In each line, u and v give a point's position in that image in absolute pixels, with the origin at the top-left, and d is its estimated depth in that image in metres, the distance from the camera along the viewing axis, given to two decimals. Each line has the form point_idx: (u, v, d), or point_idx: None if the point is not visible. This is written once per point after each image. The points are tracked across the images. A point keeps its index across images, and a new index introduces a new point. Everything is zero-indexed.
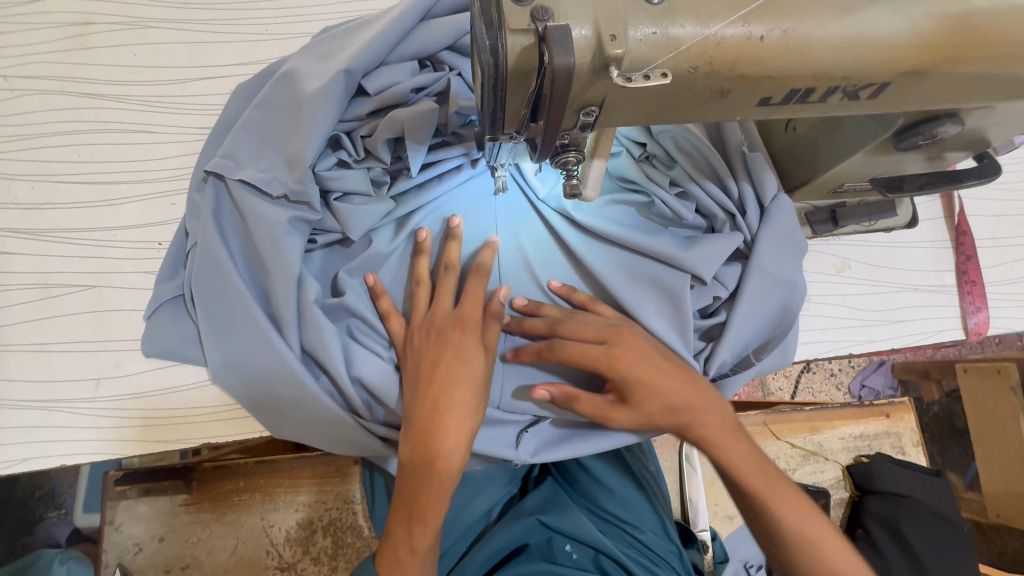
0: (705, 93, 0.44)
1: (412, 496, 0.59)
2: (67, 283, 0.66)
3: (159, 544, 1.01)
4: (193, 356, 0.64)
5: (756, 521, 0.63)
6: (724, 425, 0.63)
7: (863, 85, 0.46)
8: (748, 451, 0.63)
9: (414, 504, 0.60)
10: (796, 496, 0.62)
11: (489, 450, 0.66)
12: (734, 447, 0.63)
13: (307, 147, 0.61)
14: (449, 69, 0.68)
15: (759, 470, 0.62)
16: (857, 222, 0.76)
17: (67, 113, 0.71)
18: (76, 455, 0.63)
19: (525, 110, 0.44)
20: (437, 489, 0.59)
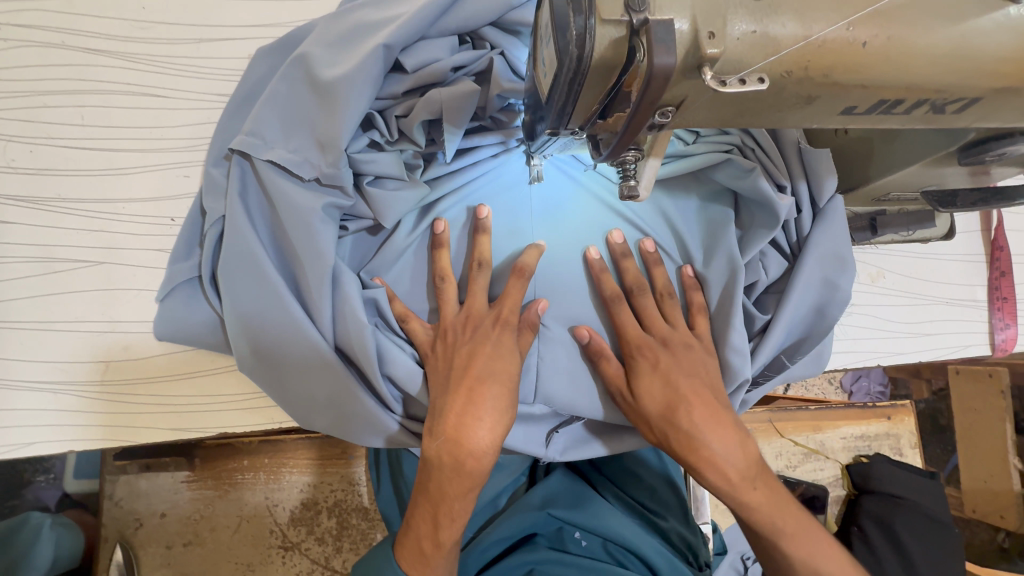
0: (790, 100, 0.41)
1: (439, 489, 0.56)
2: (71, 258, 0.62)
3: (160, 520, 0.99)
4: (214, 342, 0.61)
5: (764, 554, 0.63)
6: (743, 469, 0.59)
7: (952, 100, 0.43)
8: (764, 494, 0.60)
9: (439, 501, 0.57)
10: (813, 540, 0.61)
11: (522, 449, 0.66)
12: (747, 491, 0.60)
13: (341, 127, 0.56)
14: (491, 48, 0.63)
15: (779, 513, 0.60)
16: (895, 232, 0.74)
17: (67, 69, 0.64)
18: (84, 440, 0.60)
19: (598, 107, 0.41)
20: (465, 485, 0.56)
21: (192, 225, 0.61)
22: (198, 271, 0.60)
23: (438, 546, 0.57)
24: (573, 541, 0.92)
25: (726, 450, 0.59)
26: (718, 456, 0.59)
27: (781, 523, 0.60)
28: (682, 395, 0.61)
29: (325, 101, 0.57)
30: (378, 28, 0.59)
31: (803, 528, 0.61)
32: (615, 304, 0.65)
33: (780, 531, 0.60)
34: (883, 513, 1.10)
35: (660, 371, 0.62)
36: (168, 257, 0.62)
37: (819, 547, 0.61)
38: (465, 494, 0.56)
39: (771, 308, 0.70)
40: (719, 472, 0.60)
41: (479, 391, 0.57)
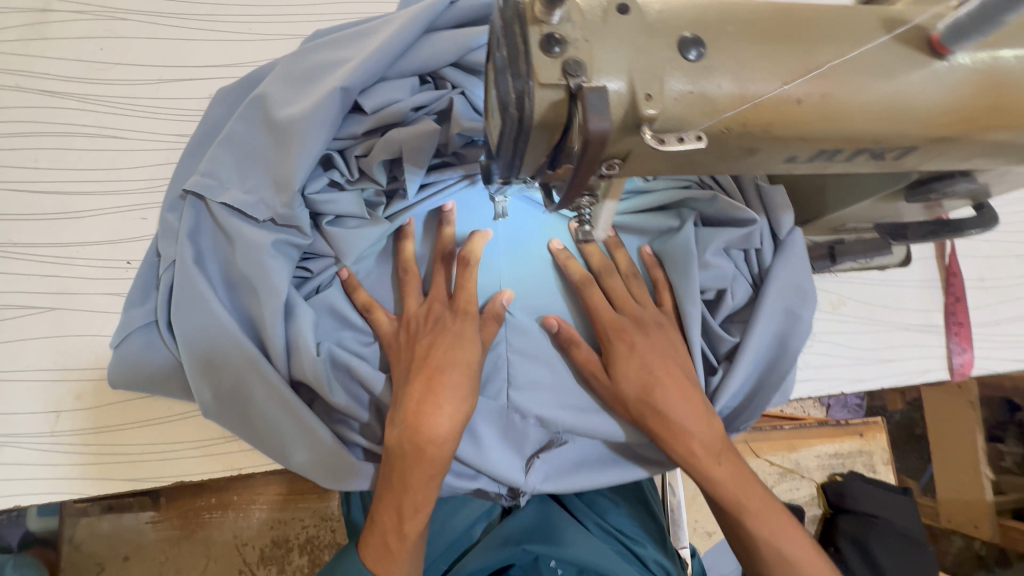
0: (734, 151, 0.42)
1: (400, 475, 0.55)
2: (22, 305, 0.60)
3: (123, 564, 0.96)
4: (173, 387, 0.59)
5: (735, 539, 0.62)
6: (709, 443, 0.60)
7: (890, 148, 0.45)
8: (731, 472, 0.60)
9: (401, 492, 0.55)
10: (780, 522, 0.60)
11: (498, 478, 0.65)
12: (714, 467, 0.60)
13: (297, 170, 0.57)
14: (453, 88, 0.64)
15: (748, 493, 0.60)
16: (853, 260, 0.77)
17: (22, 111, 0.63)
18: (28, 496, 0.57)
19: (545, 160, 0.41)
20: (429, 473, 0.55)
21: (145, 270, 0.60)
22: (152, 316, 0.59)
23: (403, 541, 0.56)
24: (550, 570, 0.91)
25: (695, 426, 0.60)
26: (689, 433, 0.60)
27: (750, 506, 0.60)
28: (652, 372, 0.62)
29: (282, 143, 0.58)
30: (335, 70, 0.60)
31: (769, 510, 0.60)
32: (586, 289, 0.66)
33: (747, 511, 0.59)
34: (857, 531, 1.11)
35: (634, 349, 0.63)
36: (124, 300, 0.61)
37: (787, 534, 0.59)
38: (428, 481, 0.55)
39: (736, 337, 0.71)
40: (688, 448, 0.60)
41: (441, 371, 0.57)
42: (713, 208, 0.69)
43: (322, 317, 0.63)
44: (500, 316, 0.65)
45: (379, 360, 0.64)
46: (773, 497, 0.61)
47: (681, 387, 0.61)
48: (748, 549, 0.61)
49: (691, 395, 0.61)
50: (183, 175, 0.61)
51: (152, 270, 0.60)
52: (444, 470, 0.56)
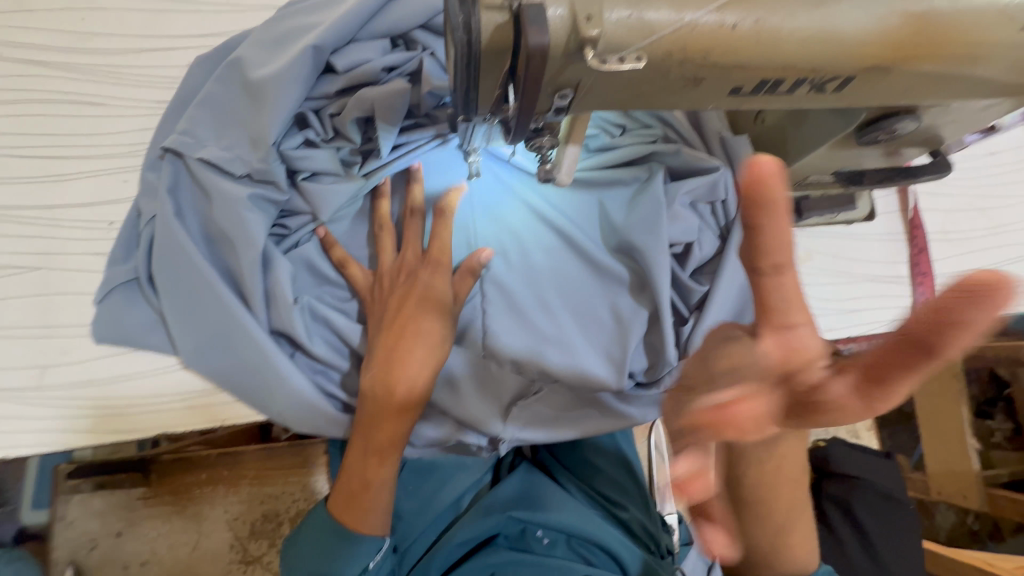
0: (678, 82, 0.44)
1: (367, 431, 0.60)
2: (7, 265, 0.62)
3: (115, 539, 0.97)
4: (156, 341, 0.61)
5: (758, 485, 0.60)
6: None
7: (829, 79, 0.47)
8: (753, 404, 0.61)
9: (370, 435, 0.60)
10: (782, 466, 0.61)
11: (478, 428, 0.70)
12: None
13: (271, 125, 0.59)
14: (422, 49, 0.66)
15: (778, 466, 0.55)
16: (819, 214, 0.79)
17: (6, 80, 0.66)
18: (15, 447, 0.59)
19: (499, 91, 0.43)
20: (397, 417, 0.60)
21: (127, 228, 0.62)
22: (133, 271, 0.61)
23: (366, 492, 0.60)
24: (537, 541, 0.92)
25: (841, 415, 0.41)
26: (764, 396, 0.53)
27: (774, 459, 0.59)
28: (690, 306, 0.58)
29: (257, 101, 0.60)
30: (307, 31, 0.62)
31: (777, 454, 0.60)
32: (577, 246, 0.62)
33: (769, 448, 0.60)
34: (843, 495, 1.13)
35: None
36: (106, 259, 0.63)
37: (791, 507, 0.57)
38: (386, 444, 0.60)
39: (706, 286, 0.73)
40: None
41: (412, 320, 0.62)
42: (679, 161, 0.71)
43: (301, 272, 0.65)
44: (476, 270, 0.69)
45: (357, 314, 0.67)
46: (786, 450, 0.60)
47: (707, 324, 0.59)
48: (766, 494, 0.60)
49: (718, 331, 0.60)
50: (162, 136, 0.64)
51: (134, 226, 0.62)
52: (413, 416, 0.61)
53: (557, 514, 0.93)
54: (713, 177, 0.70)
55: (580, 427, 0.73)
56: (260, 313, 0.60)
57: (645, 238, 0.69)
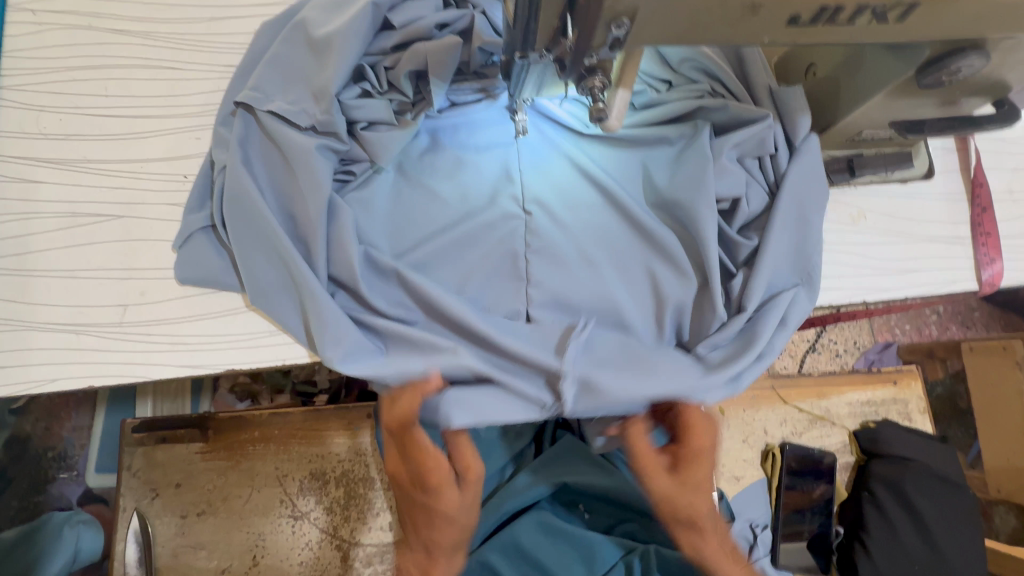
0: (736, 8, 0.45)
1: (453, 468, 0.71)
2: (94, 213, 0.67)
3: (175, 490, 1.03)
4: (231, 283, 0.65)
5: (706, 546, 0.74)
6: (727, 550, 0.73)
7: (893, 5, 0.46)
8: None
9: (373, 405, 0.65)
10: None
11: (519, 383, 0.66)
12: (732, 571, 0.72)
13: (333, 78, 0.62)
14: (473, 8, 0.68)
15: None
16: (873, 172, 0.77)
17: (94, 47, 0.71)
18: (97, 378, 0.64)
19: (558, 22, 0.45)
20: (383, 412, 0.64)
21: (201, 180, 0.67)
22: (207, 219, 0.65)
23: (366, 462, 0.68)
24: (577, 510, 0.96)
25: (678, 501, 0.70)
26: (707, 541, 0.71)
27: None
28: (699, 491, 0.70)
29: (321, 56, 0.64)
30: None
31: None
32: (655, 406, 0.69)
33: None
34: (894, 476, 1.08)
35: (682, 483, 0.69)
36: (182, 209, 0.68)
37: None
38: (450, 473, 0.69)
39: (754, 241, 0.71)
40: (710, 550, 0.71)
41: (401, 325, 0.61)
42: (725, 116, 0.71)
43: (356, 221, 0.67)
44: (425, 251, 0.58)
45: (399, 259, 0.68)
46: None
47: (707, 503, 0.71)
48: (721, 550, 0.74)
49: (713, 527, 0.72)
50: (233, 95, 0.68)
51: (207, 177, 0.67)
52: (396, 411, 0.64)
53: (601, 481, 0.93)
54: (762, 128, 0.69)
55: (651, 389, 0.65)
56: (320, 260, 0.63)
57: (690, 197, 0.68)
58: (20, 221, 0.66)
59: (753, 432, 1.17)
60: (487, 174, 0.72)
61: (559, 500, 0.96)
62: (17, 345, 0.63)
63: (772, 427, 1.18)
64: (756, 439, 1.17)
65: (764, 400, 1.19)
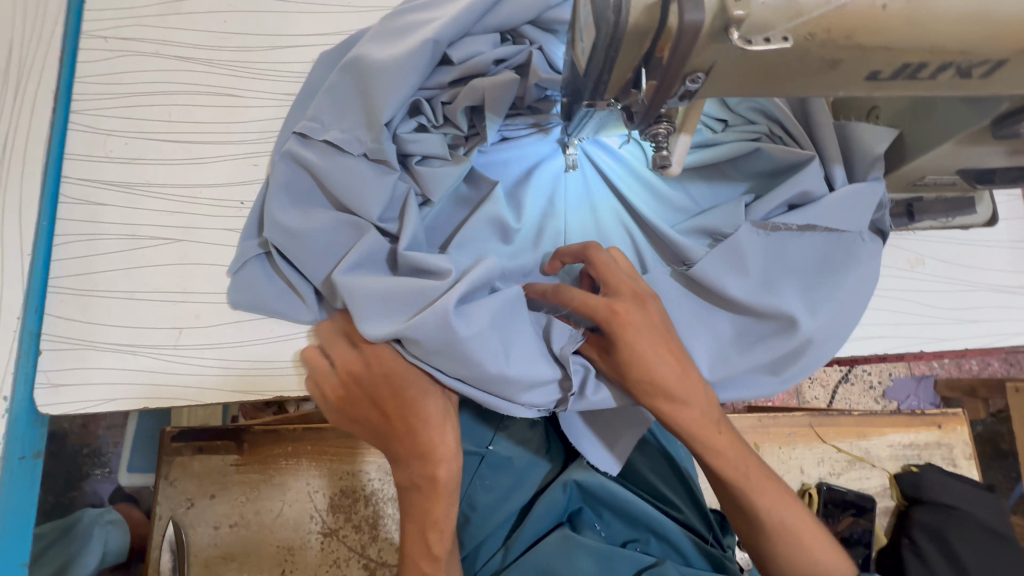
0: (817, 63, 0.44)
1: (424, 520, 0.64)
2: (155, 237, 0.69)
3: (209, 501, 1.05)
4: (279, 308, 0.66)
5: (736, 509, 0.67)
6: (708, 414, 0.62)
7: (978, 63, 0.45)
8: (727, 441, 0.63)
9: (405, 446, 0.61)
10: (810, 529, 0.65)
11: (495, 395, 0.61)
12: (715, 436, 0.62)
13: (387, 106, 0.63)
14: (530, 44, 0.69)
15: (740, 464, 0.64)
16: (933, 218, 0.75)
17: (161, 74, 0.74)
18: (151, 399, 0.65)
19: (631, 74, 0.44)
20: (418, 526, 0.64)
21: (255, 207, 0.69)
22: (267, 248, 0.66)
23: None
24: (592, 528, 0.91)
25: (703, 395, 0.62)
26: (727, 454, 0.63)
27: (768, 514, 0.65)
28: (679, 399, 0.61)
29: (373, 84, 0.63)
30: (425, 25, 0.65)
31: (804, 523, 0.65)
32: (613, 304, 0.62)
33: (744, 477, 0.64)
34: (936, 523, 1.04)
35: (635, 334, 0.60)
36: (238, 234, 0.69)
37: (784, 504, 0.65)
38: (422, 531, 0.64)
39: (799, 279, 0.68)
40: (740, 474, 0.64)
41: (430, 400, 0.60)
42: (768, 162, 0.69)
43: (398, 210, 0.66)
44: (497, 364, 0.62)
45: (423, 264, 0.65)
46: (762, 478, 0.65)
47: (690, 381, 0.61)
48: (747, 516, 0.66)
49: (689, 385, 0.61)
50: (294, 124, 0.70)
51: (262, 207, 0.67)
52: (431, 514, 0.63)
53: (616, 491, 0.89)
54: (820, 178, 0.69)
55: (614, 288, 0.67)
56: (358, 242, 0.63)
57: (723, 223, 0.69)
58: (87, 242, 0.69)
59: (788, 471, 1.14)
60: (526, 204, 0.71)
61: (575, 514, 0.91)
62: (77, 363, 0.65)
63: (809, 466, 1.15)
64: (792, 477, 1.14)
65: (801, 438, 1.16)
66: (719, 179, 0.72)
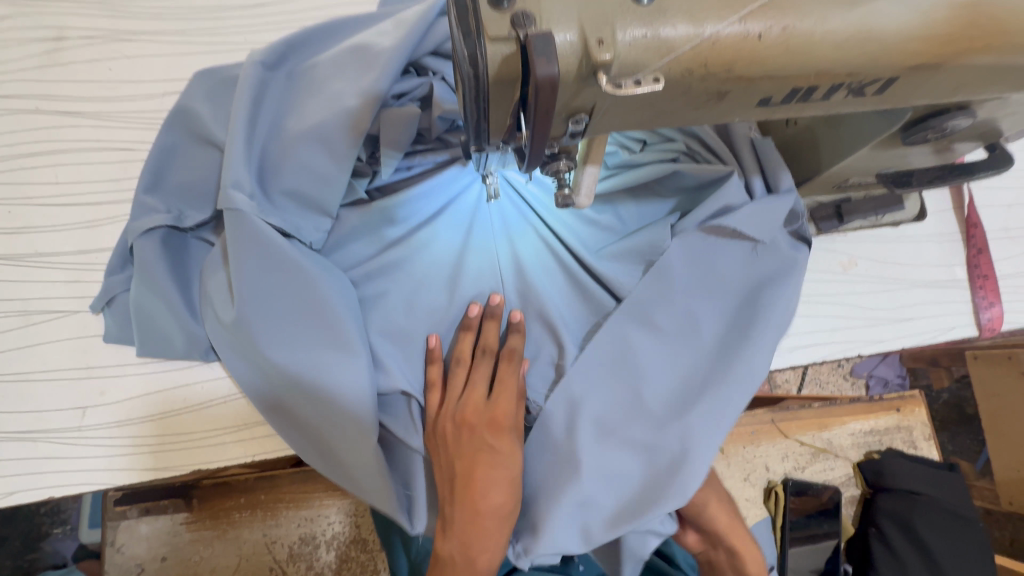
0: (701, 97, 0.41)
1: (446, 524, 0.59)
2: (48, 310, 0.64)
3: (161, 564, 1.00)
4: (168, 350, 0.63)
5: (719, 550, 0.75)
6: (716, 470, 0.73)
7: (869, 81, 0.43)
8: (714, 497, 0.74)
9: (464, 493, 0.58)
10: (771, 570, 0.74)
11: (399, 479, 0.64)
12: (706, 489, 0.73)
13: (303, 154, 0.61)
14: (433, 75, 0.66)
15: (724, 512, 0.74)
16: (863, 218, 0.73)
17: (44, 131, 0.69)
18: (61, 487, 0.61)
19: (511, 120, 0.41)
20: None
21: (117, 265, 0.64)
22: (207, 338, 0.62)
23: None
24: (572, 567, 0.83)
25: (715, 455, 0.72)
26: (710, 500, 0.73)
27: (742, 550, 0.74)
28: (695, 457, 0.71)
29: (291, 128, 0.62)
30: (348, 87, 0.62)
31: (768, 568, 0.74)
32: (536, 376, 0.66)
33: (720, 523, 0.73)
34: (901, 512, 1.05)
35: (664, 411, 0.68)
36: (111, 273, 0.64)
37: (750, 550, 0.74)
38: (465, 561, 0.57)
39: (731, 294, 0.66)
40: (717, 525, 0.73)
41: (480, 488, 0.57)
42: (690, 179, 0.66)
43: (258, 289, 0.59)
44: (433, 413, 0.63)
45: (297, 327, 0.60)
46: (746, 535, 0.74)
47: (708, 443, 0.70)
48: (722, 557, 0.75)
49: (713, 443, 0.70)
50: (178, 201, 0.63)
51: (166, 288, 0.61)
52: (507, 506, 0.59)
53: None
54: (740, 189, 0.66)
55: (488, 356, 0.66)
56: (231, 332, 0.60)
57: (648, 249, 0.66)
58: None
59: (754, 469, 1.14)
60: (438, 245, 0.67)
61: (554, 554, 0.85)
62: None
63: (774, 462, 1.15)
64: (758, 474, 1.14)
65: (764, 435, 1.16)
66: (645, 196, 0.69)
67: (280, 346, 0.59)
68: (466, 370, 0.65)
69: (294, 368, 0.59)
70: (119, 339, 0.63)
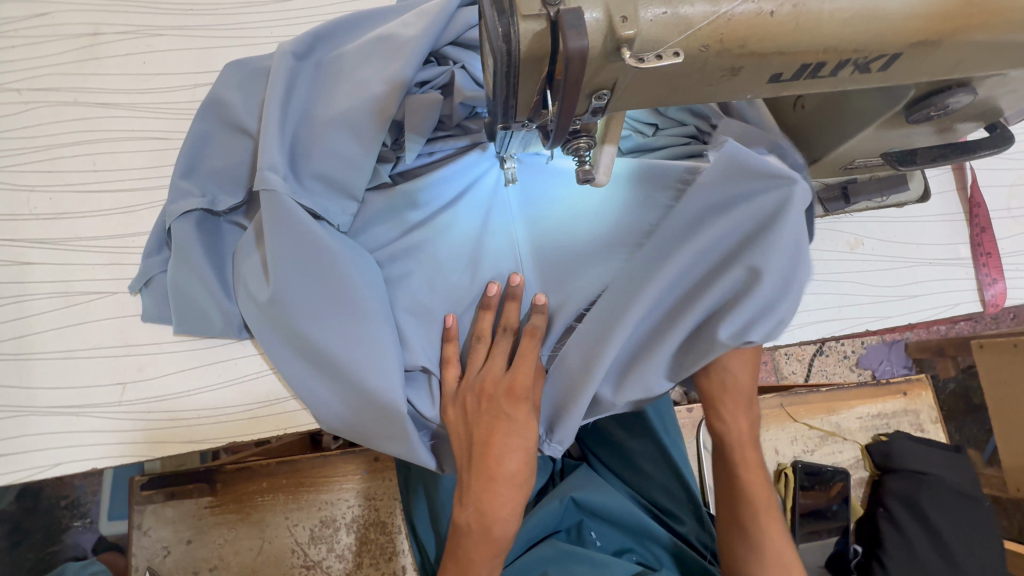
0: (717, 72, 0.44)
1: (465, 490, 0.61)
2: (88, 292, 0.67)
3: (186, 547, 1.03)
4: (204, 327, 0.66)
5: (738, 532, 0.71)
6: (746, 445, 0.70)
7: (874, 58, 0.46)
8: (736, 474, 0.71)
9: (482, 459, 0.60)
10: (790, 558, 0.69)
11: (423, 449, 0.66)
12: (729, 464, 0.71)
13: (331, 139, 0.64)
14: (454, 64, 0.68)
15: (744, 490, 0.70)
16: (869, 198, 0.75)
17: (81, 122, 0.72)
18: (103, 459, 0.64)
19: (538, 96, 0.44)
20: (485, 543, 0.60)
21: (154, 248, 0.67)
22: (240, 316, 0.65)
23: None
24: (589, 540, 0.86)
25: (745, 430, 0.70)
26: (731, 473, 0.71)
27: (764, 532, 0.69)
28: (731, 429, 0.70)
29: (320, 115, 0.65)
30: (374, 75, 0.65)
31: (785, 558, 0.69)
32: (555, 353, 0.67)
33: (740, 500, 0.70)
34: (910, 492, 1.07)
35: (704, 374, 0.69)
36: (149, 255, 0.67)
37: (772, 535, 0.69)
38: (483, 526, 0.60)
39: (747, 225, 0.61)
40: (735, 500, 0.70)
41: (498, 454, 0.60)
42: None
43: (288, 266, 0.61)
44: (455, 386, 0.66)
45: (324, 302, 0.62)
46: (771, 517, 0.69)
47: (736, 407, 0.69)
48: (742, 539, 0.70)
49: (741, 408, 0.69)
50: (212, 185, 0.66)
51: (203, 267, 0.63)
52: (523, 472, 0.61)
53: (612, 499, 0.85)
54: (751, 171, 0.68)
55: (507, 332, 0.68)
56: (262, 308, 0.63)
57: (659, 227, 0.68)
58: (17, 304, 0.67)
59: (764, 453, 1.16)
60: (459, 227, 0.69)
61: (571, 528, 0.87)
62: (20, 430, 0.64)
63: (783, 446, 1.17)
64: (767, 458, 1.16)
65: (773, 419, 1.18)
66: None
67: (309, 320, 0.62)
68: (487, 347, 0.67)
69: (321, 341, 0.62)
70: (156, 318, 0.66)
